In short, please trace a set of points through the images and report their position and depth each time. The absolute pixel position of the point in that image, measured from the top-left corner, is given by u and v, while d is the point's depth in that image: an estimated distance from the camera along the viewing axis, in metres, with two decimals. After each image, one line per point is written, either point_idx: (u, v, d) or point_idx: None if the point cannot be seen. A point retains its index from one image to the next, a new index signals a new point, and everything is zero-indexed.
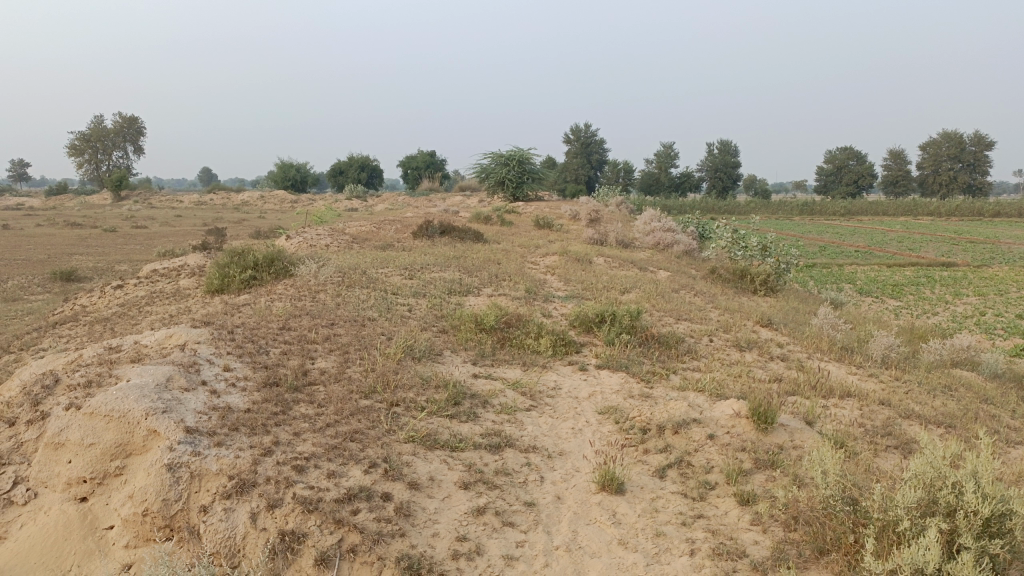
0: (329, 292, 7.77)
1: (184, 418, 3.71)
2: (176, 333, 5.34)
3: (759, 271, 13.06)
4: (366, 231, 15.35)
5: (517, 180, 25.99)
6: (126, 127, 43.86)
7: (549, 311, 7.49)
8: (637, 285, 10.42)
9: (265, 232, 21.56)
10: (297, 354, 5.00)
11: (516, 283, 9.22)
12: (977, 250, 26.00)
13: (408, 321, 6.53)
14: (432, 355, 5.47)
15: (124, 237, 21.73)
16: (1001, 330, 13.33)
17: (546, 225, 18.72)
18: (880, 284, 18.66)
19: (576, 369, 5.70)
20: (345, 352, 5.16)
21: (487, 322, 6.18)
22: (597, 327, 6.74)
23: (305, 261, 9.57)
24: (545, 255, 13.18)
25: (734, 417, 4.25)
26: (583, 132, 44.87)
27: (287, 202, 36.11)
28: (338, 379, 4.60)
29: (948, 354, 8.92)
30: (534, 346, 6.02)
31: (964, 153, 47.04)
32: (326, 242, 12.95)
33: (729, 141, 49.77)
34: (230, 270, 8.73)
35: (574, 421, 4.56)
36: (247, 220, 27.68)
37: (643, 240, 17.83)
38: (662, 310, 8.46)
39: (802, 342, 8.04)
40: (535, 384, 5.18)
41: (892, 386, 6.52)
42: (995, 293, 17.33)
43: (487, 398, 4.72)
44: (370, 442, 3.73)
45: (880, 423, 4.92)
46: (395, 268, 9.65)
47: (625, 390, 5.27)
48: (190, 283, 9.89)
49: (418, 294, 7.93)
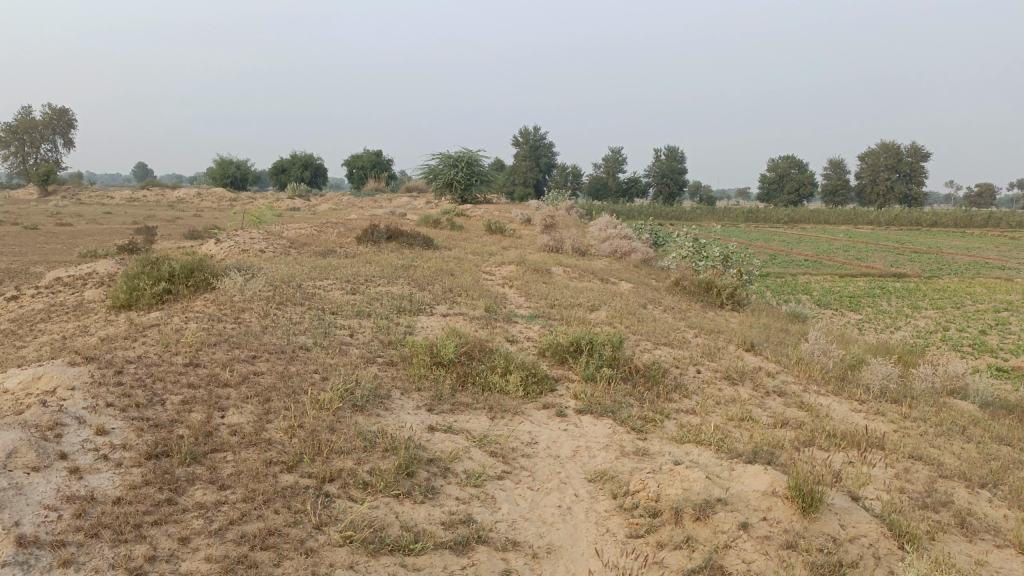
0: (256, 311, 6.62)
1: (19, 521, 2.59)
2: (46, 374, 4.14)
3: (725, 284, 12.27)
4: (306, 235, 14.11)
5: (465, 182, 25.00)
6: (56, 118, 41.29)
7: (513, 336, 6.50)
8: (603, 300, 9.52)
9: (200, 232, 20.09)
10: (201, 406, 3.89)
11: (473, 299, 8.21)
12: (923, 260, 25.96)
13: (348, 351, 5.46)
14: (377, 400, 4.41)
15: (45, 234, 20.00)
16: (969, 347, 12.83)
17: (498, 229, 17.78)
18: (837, 295, 18.21)
19: (552, 416, 4.72)
20: (267, 399, 4.08)
21: (445, 355, 5.15)
22: (573, 357, 5.78)
23: (231, 271, 8.37)
24: (500, 264, 12.20)
25: (766, 495, 3.33)
26: (532, 136, 44.25)
27: (226, 201, 34.37)
28: (253, 443, 3.52)
29: (939, 381, 8.16)
30: (501, 385, 4.99)
31: (901, 164, 47.78)
32: (261, 246, 11.71)
33: (676, 148, 49.65)
34: (140, 282, 7.45)
35: (560, 494, 3.58)
36: (182, 219, 26.05)
37: (600, 247, 16.98)
38: (639, 333, 7.53)
39: (793, 370, 7.21)
40: (506, 438, 4.16)
41: (904, 429, 5.71)
42: (952, 307, 16.97)
43: (448, 464, 3.69)
44: (290, 551, 2.69)
45: (922, 488, 4.07)
46: (336, 281, 8.54)
47: (616, 444, 4.30)
48: (97, 296, 8.57)
49: (360, 314, 6.84)
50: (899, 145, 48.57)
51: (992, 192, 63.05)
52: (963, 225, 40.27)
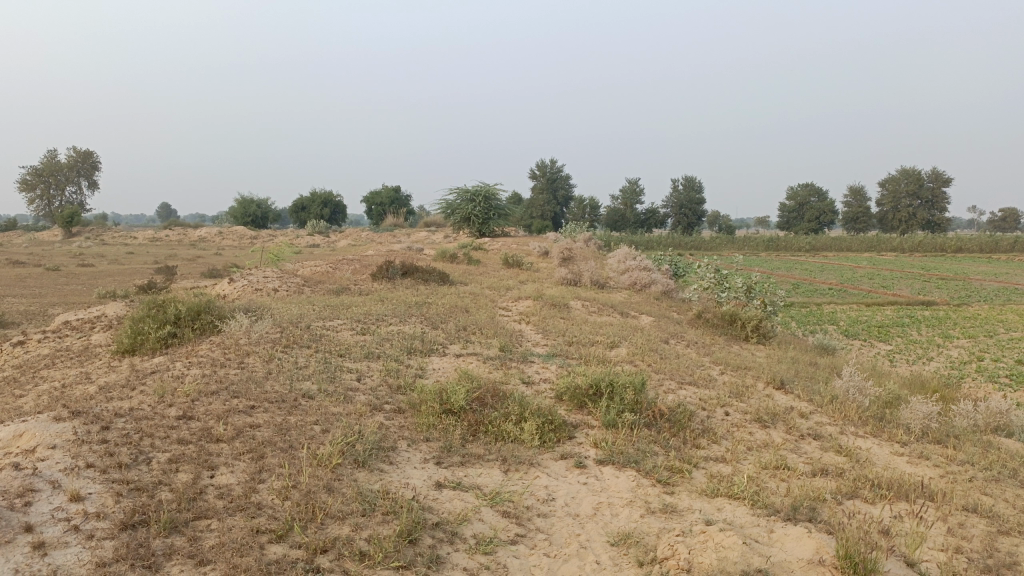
0: (262, 355, 6.36)
1: None
2: (28, 431, 3.88)
3: (749, 316, 11.87)
4: (320, 273, 13.92)
5: (483, 216, 24.85)
6: (80, 161, 41.92)
7: (529, 378, 6.16)
8: (624, 335, 9.17)
9: (218, 270, 20.01)
10: (190, 465, 3.60)
11: (488, 338, 7.90)
12: (950, 287, 25.26)
13: (355, 398, 5.16)
14: (382, 454, 4.09)
15: (65, 275, 20.06)
16: (1007, 378, 12.27)
17: (515, 263, 17.53)
18: (864, 325, 17.69)
19: (571, 468, 4.37)
20: (260, 456, 3.77)
21: (456, 402, 4.83)
22: (592, 401, 5.44)
23: (239, 313, 8.13)
24: (517, 300, 11.90)
25: (812, 565, 2.99)
26: (549, 169, 44.32)
27: (246, 239, 34.50)
28: (241, 507, 3.22)
29: (982, 418, 7.67)
30: (516, 434, 4.65)
31: (923, 189, 47.15)
32: (274, 285, 11.52)
33: (693, 177, 49.44)
34: (145, 326, 7.23)
35: (580, 562, 3.23)
36: (203, 257, 26.08)
37: (619, 279, 16.65)
38: (662, 372, 7.17)
39: (826, 409, 6.79)
40: (519, 495, 3.82)
41: (951, 474, 5.28)
42: (985, 336, 16.38)
43: (456, 528, 3.36)
44: None
45: (982, 547, 3.67)
46: (346, 320, 8.27)
47: (641, 500, 3.95)
48: (103, 341, 8.36)
49: (370, 356, 6.55)
50: (920, 171, 47.97)
51: (1016, 217, 62.11)
52: (989, 250, 39.46)
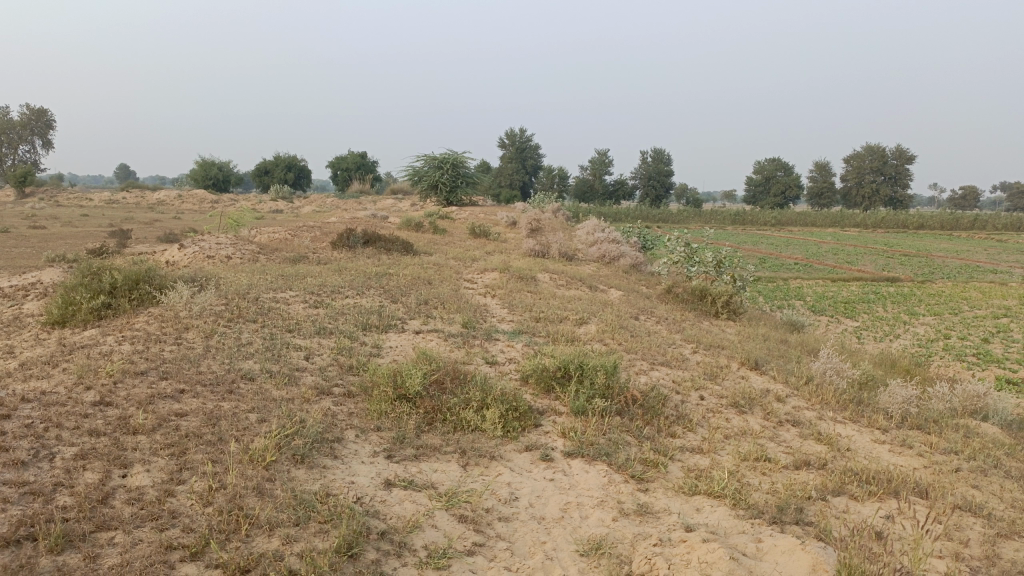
0: (203, 329, 5.83)
1: None
2: None
3: (720, 291, 11.55)
4: (278, 240, 13.30)
5: (451, 184, 24.23)
6: (33, 119, 40.21)
7: (493, 358, 5.75)
8: (593, 311, 8.79)
9: (175, 235, 19.21)
10: (100, 462, 3.13)
11: (450, 313, 7.46)
12: (913, 263, 25.39)
13: (300, 381, 4.68)
14: (325, 447, 3.65)
15: (13, 237, 19.07)
16: (974, 357, 12.19)
17: (482, 233, 17.04)
18: (832, 300, 17.58)
19: (536, 462, 3.98)
20: (183, 451, 3.31)
21: (411, 388, 4.38)
22: (559, 385, 5.05)
23: (182, 283, 7.55)
24: (483, 271, 11.46)
25: None
26: (519, 138, 43.66)
27: (207, 203, 33.41)
28: (152, 515, 2.77)
29: (959, 401, 7.45)
30: (477, 423, 4.24)
31: (886, 166, 47.51)
32: (228, 253, 10.90)
33: (662, 150, 49.17)
34: (77, 295, 6.65)
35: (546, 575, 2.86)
36: (161, 221, 25.12)
37: (587, 251, 16.27)
38: (633, 351, 6.80)
39: (803, 394, 6.49)
40: (479, 496, 3.41)
41: (936, 464, 5.00)
42: (950, 313, 16.36)
43: (406, 538, 2.95)
44: None
45: (982, 554, 3.37)
46: (299, 292, 7.74)
47: (613, 500, 3.57)
48: (36, 311, 7.73)
49: (321, 332, 6.07)
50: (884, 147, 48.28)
51: (975, 195, 62.84)
52: (950, 227, 39.88)
